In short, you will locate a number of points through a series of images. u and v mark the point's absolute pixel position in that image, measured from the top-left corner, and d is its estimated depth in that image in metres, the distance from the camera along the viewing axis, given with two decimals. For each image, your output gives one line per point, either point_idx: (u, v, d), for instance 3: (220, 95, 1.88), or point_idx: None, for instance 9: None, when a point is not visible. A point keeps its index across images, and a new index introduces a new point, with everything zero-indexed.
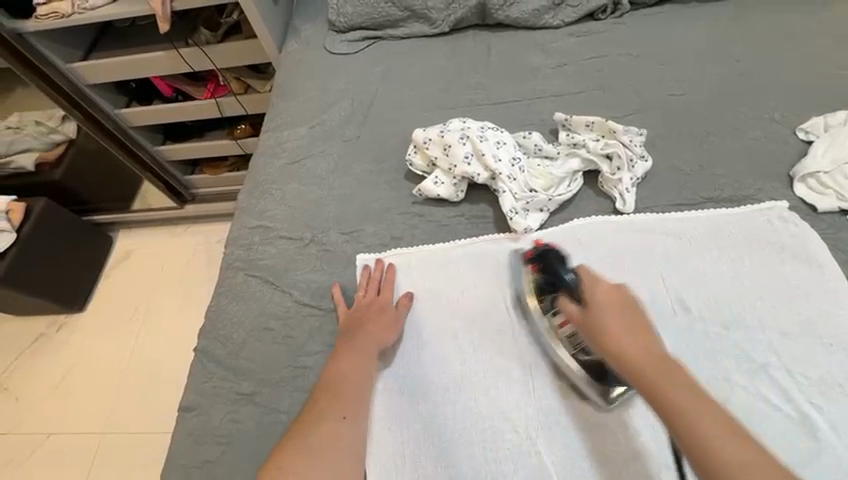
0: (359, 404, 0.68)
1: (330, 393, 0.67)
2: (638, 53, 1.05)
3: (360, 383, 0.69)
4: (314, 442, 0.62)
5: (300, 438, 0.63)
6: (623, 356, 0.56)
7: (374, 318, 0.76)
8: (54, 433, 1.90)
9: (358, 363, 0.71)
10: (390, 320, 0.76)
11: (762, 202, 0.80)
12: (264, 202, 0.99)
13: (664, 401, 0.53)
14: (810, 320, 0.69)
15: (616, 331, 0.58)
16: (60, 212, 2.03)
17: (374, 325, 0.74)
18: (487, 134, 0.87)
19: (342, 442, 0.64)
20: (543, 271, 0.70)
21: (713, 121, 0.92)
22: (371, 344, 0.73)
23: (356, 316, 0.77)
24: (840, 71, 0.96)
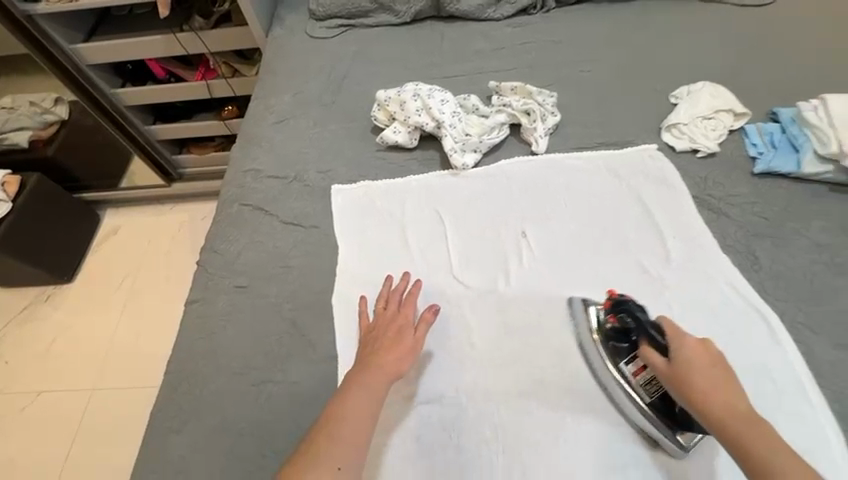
0: (355, 456, 0.68)
1: (351, 392, 0.74)
2: (559, 40, 1.32)
3: (361, 424, 0.71)
4: (334, 450, 0.68)
5: (323, 444, 0.68)
6: (700, 399, 0.64)
7: (390, 344, 0.79)
8: (45, 391, 2.01)
9: (368, 391, 0.74)
10: (406, 347, 0.79)
11: (638, 145, 1.06)
12: (255, 152, 1.20)
13: (737, 439, 0.60)
14: (672, 224, 0.93)
15: (708, 385, 0.65)
16: (53, 186, 2.17)
17: (392, 350, 0.78)
18: (434, 94, 1.10)
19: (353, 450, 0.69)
20: (626, 321, 0.76)
21: (611, 89, 1.18)
22: (388, 364, 0.77)
23: (378, 331, 0.82)
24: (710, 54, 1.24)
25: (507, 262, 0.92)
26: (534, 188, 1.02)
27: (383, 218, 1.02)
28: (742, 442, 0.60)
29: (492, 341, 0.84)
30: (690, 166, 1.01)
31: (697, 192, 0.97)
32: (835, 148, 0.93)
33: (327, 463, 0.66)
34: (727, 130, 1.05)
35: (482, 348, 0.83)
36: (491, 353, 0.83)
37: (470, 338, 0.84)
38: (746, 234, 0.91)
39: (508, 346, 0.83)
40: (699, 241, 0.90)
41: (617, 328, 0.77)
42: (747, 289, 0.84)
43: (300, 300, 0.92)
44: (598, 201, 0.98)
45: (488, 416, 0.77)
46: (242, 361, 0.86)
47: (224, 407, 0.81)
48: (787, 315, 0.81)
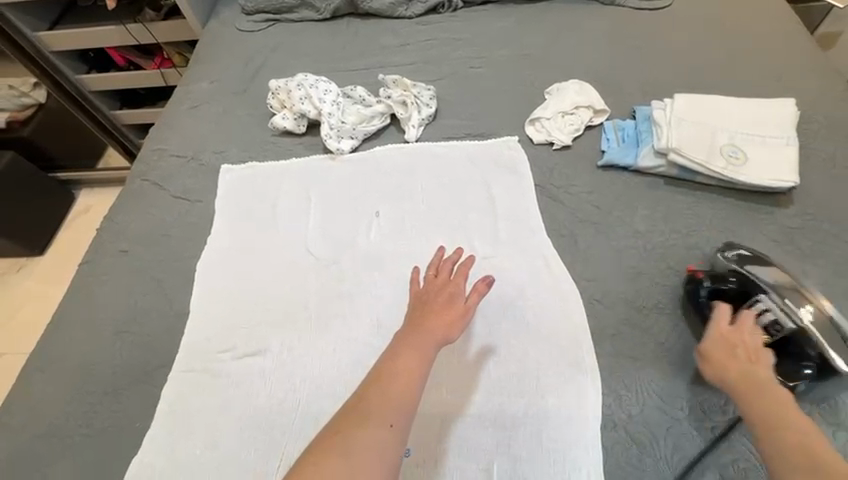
0: (406, 416, 0.68)
1: (402, 358, 0.73)
2: (459, 38, 1.40)
3: (412, 381, 0.71)
4: (382, 409, 0.67)
5: (366, 403, 0.68)
6: (721, 370, 0.70)
7: (438, 310, 0.80)
8: (6, 353, 2.16)
9: (416, 353, 0.74)
10: (459, 312, 0.80)
11: (502, 137, 1.14)
12: (166, 134, 1.32)
13: (757, 402, 0.65)
14: (509, 210, 1.01)
15: (729, 357, 0.71)
16: (26, 166, 2.33)
17: (440, 314, 0.79)
18: (319, 84, 1.20)
19: (400, 413, 0.68)
20: (731, 270, 0.82)
21: (492, 85, 1.26)
22: (436, 331, 0.77)
23: (431, 297, 0.82)
24: (596, 54, 1.30)
25: (356, 237, 1.02)
26: (397, 172, 1.11)
27: (258, 196, 1.12)
28: (763, 403, 0.64)
29: (325, 304, 0.92)
30: (542, 157, 1.09)
31: (541, 181, 1.05)
32: (663, 142, 1.00)
33: (365, 416, 0.67)
34: (584, 125, 1.12)
35: (313, 310, 0.92)
36: (322, 314, 0.91)
37: (308, 300, 0.93)
38: (573, 219, 0.98)
39: (338, 310, 0.91)
40: (526, 225, 0.98)
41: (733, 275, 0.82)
42: (557, 266, 0.91)
43: (170, 264, 1.03)
44: (452, 187, 1.07)
45: (303, 368, 0.85)
46: (109, 314, 0.97)
47: (83, 351, 0.92)
48: (587, 291, 0.89)
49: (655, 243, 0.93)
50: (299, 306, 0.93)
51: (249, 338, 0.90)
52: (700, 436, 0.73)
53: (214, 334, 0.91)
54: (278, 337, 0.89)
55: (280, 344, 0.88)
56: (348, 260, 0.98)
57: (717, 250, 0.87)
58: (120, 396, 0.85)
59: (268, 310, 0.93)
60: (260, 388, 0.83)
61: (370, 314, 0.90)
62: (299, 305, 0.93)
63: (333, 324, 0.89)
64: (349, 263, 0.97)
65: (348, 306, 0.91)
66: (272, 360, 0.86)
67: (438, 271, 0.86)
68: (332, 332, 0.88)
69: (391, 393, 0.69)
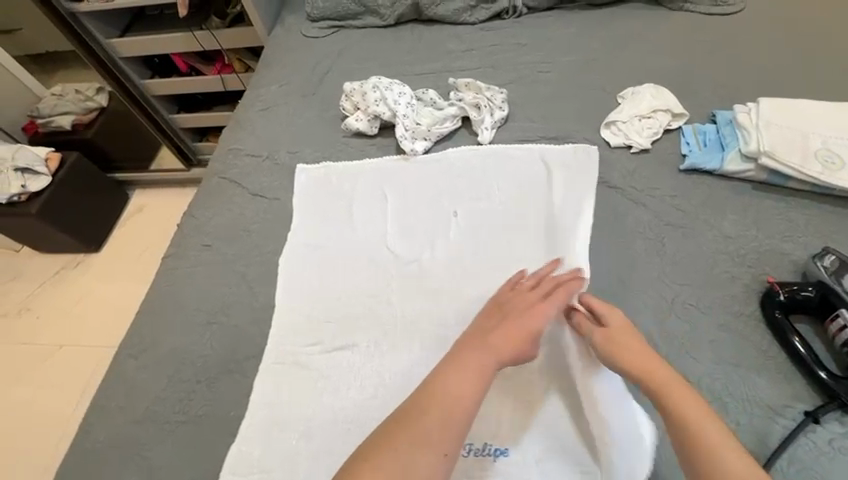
0: (460, 441, 0.71)
1: (451, 381, 0.74)
2: (524, 43, 1.41)
3: (467, 404, 0.73)
4: (431, 432, 0.70)
5: (410, 428, 0.71)
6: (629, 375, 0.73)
7: (514, 326, 0.79)
8: (66, 345, 2.25)
9: (472, 374, 0.75)
10: (534, 330, 0.79)
11: (577, 140, 1.14)
12: (240, 134, 1.36)
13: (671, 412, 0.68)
14: (590, 213, 1.00)
15: (635, 357, 0.73)
16: (88, 166, 2.43)
17: (514, 331, 0.78)
18: (393, 87, 1.22)
19: (451, 437, 0.70)
20: (824, 275, 0.81)
21: (562, 89, 1.26)
22: (499, 351, 0.77)
23: (508, 314, 0.81)
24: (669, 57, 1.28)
25: (435, 237, 1.02)
26: (472, 177, 1.11)
27: (336, 195, 1.14)
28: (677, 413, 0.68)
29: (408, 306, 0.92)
30: (620, 161, 1.08)
31: (621, 185, 1.04)
32: (753, 147, 0.98)
33: (418, 447, 0.69)
34: (663, 129, 1.11)
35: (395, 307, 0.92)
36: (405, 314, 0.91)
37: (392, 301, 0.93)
38: (658, 222, 0.97)
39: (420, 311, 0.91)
40: (609, 231, 0.97)
41: (827, 279, 0.81)
42: (647, 270, 0.90)
43: (252, 259, 1.05)
44: (530, 189, 1.06)
45: (389, 366, 0.85)
46: (197, 305, 1.00)
47: (174, 340, 0.95)
48: (680, 296, 0.86)
49: (747, 248, 0.91)
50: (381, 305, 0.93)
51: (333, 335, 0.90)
52: (819, 451, 0.70)
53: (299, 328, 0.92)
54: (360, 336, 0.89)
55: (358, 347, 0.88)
56: (429, 261, 0.98)
57: (810, 257, 0.85)
58: (213, 385, 0.88)
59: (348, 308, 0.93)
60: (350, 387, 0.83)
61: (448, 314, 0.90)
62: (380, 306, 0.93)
63: (420, 323, 0.89)
64: (430, 263, 0.98)
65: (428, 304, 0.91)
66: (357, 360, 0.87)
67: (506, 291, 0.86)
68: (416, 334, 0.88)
69: (450, 420, 0.71)
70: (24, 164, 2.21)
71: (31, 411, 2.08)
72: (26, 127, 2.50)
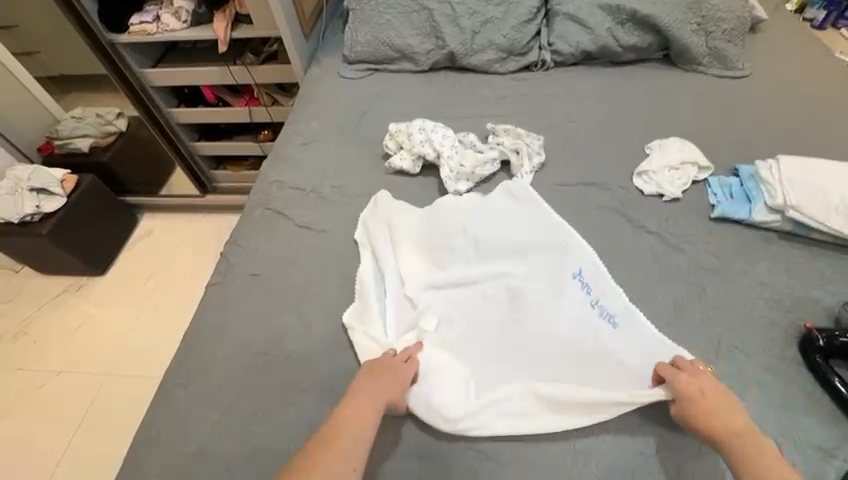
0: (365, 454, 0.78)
1: (339, 429, 0.79)
2: (554, 94, 1.51)
3: (361, 436, 0.79)
4: (327, 461, 0.75)
5: (309, 467, 0.75)
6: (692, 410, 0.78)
7: (389, 378, 0.86)
8: (63, 371, 2.17)
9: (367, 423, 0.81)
10: (404, 379, 0.87)
11: (611, 187, 1.21)
12: (282, 166, 1.40)
13: (746, 459, 0.72)
14: (631, 259, 1.06)
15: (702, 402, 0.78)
16: (101, 190, 2.42)
17: (386, 385, 0.85)
18: (437, 131, 1.31)
19: (340, 455, 0.76)
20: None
21: (593, 139, 1.34)
22: (384, 397, 0.84)
23: (373, 381, 0.86)
24: (689, 113, 1.39)
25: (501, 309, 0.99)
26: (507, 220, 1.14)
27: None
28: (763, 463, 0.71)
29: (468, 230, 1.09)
30: (654, 207, 1.15)
31: (658, 230, 1.10)
32: (779, 200, 1.06)
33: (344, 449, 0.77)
34: (691, 180, 1.19)
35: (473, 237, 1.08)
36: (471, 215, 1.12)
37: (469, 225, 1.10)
38: (696, 268, 1.02)
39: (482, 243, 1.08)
40: (650, 275, 1.02)
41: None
42: (688, 313, 0.96)
43: (302, 290, 1.07)
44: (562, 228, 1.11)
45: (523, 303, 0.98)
46: (248, 336, 1.00)
47: (227, 370, 0.95)
48: (725, 339, 0.91)
49: (781, 294, 0.97)
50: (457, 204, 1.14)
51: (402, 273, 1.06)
52: None
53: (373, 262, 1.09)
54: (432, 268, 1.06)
55: (433, 283, 1.03)
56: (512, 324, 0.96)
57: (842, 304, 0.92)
58: (270, 417, 0.88)
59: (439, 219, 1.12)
60: (417, 433, 0.87)
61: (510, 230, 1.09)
62: (459, 233, 1.09)
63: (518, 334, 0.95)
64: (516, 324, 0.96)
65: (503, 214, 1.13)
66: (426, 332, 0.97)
67: (366, 365, 0.90)
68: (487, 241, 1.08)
69: (355, 438, 0.78)
70: (41, 184, 2.20)
71: (22, 444, 1.97)
72: (42, 147, 2.49)
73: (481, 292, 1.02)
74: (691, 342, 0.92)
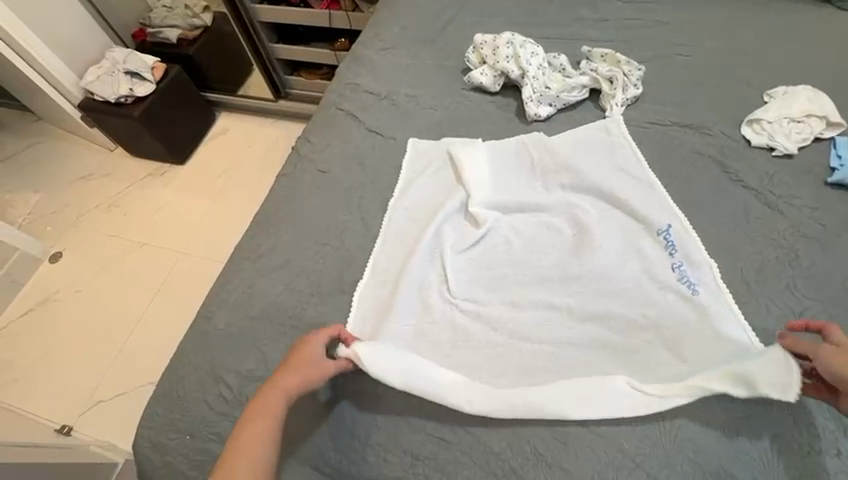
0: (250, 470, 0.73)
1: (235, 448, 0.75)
2: (666, 21, 1.30)
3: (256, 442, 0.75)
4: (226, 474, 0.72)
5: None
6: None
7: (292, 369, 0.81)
8: (147, 243, 2.44)
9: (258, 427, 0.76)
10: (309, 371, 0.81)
11: (713, 133, 1.07)
12: (358, 69, 1.36)
13: None
14: (720, 213, 0.96)
15: None
16: (187, 82, 2.53)
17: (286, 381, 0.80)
18: (527, 46, 1.21)
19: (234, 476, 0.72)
20: None
21: (703, 76, 1.17)
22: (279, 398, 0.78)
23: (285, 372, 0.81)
24: (833, 60, 1.16)
25: (565, 253, 0.94)
26: (583, 156, 1.06)
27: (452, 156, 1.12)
28: None
29: (535, 161, 1.06)
30: (760, 162, 1.01)
31: (759, 186, 0.98)
32: None
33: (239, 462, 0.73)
34: (813, 136, 1.03)
35: (542, 170, 1.05)
36: (547, 148, 1.07)
37: (540, 158, 1.06)
38: (794, 233, 0.92)
39: (552, 178, 1.04)
40: (739, 234, 0.93)
41: None
42: (772, 277, 0.87)
43: (365, 191, 1.09)
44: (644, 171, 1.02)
45: (596, 255, 0.92)
46: (310, 226, 1.04)
47: (288, 253, 1.01)
48: (809, 311, 0.83)
49: None
50: (524, 139, 1.10)
51: (461, 197, 1.03)
52: None
53: (425, 187, 1.07)
54: (493, 191, 1.04)
55: (495, 205, 1.01)
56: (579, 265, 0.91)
57: None
58: (323, 300, 0.94)
59: (504, 151, 1.09)
60: None
61: (587, 168, 1.02)
62: (526, 164, 1.07)
63: (583, 276, 0.90)
64: (585, 268, 0.91)
65: (583, 155, 1.06)
66: (475, 253, 0.96)
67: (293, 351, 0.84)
68: (558, 176, 1.03)
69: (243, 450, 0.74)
70: (133, 68, 2.34)
71: (112, 298, 2.29)
72: (136, 34, 2.61)
73: (544, 221, 0.99)
74: (772, 308, 0.84)
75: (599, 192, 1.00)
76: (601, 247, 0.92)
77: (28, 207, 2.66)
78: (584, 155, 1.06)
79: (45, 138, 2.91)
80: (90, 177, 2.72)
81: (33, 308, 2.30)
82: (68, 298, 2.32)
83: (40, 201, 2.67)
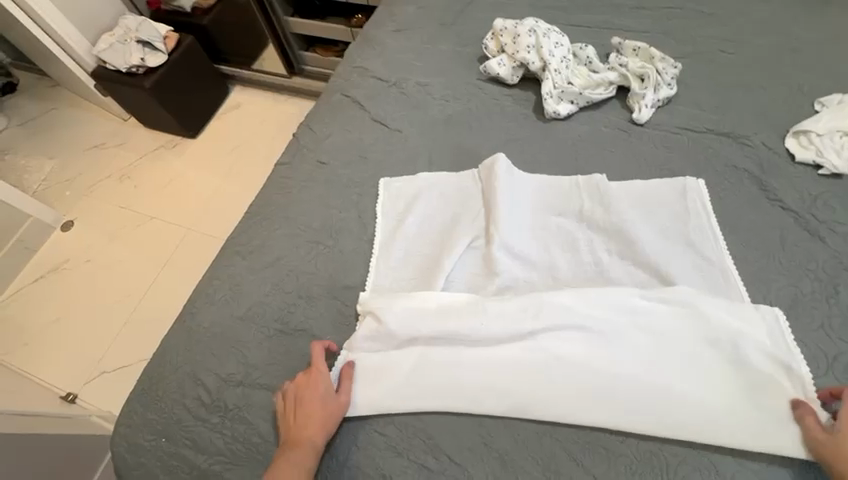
0: None
1: None
2: (710, 11, 1.17)
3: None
4: None
5: None
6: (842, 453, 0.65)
7: (318, 402, 0.76)
8: (155, 217, 2.43)
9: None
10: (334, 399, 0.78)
11: (753, 143, 0.96)
12: (368, 52, 1.27)
13: None
14: (751, 237, 0.86)
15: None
16: (200, 53, 2.47)
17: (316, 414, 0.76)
18: (551, 35, 1.10)
19: None
20: None
21: (747, 77, 1.05)
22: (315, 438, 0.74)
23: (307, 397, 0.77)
24: None
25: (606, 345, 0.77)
26: (639, 218, 0.89)
27: (460, 154, 1.04)
28: None
29: (585, 212, 0.90)
30: (803, 180, 0.91)
31: (801, 208, 0.88)
32: None
33: None
34: None
35: (591, 224, 0.89)
36: (602, 200, 0.91)
37: (591, 209, 0.90)
38: (836, 264, 0.82)
39: (598, 238, 0.88)
40: (771, 261, 0.83)
41: None
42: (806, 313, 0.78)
43: (366, 188, 1.02)
44: (707, 237, 0.86)
45: (641, 354, 0.76)
46: (305, 221, 0.99)
47: (279, 250, 0.96)
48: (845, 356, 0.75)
49: None
50: (563, 181, 0.95)
51: (482, 246, 0.89)
52: None
53: (431, 206, 0.96)
54: (522, 243, 0.89)
55: (515, 253, 0.88)
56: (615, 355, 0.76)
57: None
58: (312, 303, 0.88)
59: (550, 191, 0.94)
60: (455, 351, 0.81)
61: (644, 236, 0.86)
62: (571, 212, 0.91)
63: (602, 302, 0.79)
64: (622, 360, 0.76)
65: (640, 211, 0.90)
66: (490, 327, 0.79)
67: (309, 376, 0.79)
68: (606, 238, 0.88)
69: None
70: (146, 38, 2.29)
71: (119, 270, 2.30)
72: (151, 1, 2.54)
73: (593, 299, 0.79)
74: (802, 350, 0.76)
75: (649, 265, 0.84)
76: (649, 346, 0.77)
77: (42, 174, 2.67)
78: (642, 213, 0.90)
79: (61, 105, 2.91)
80: (103, 146, 2.71)
81: (43, 275, 2.33)
82: (77, 267, 2.34)
83: (54, 168, 2.68)
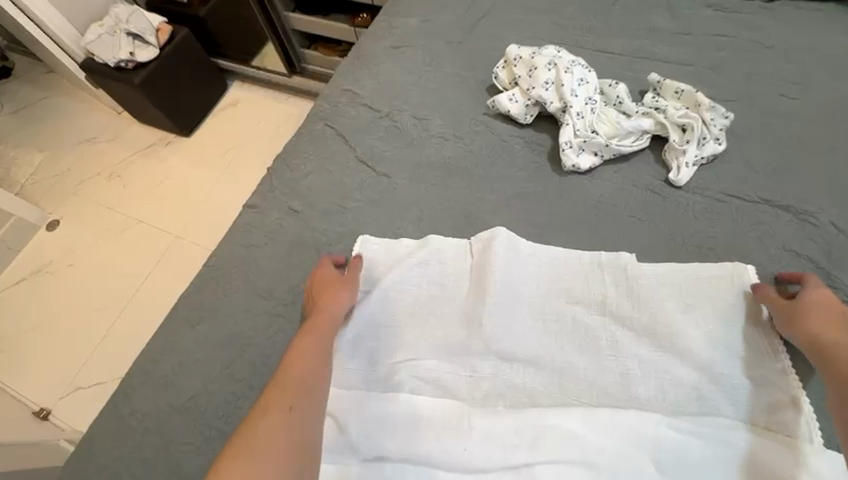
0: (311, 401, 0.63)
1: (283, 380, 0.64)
2: (770, 43, 0.96)
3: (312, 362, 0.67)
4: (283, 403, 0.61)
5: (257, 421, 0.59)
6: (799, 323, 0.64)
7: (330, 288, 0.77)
8: (142, 221, 2.31)
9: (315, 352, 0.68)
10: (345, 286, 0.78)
11: (820, 223, 0.77)
12: (360, 71, 1.10)
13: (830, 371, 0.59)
14: None
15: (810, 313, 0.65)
16: (194, 47, 2.30)
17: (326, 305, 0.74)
18: (575, 68, 0.92)
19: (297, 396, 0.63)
20: None
21: (813, 132, 0.86)
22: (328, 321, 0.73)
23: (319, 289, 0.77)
24: None
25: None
26: (680, 313, 0.71)
27: (455, 211, 0.87)
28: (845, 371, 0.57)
29: (608, 302, 0.73)
30: None
31: None
32: None
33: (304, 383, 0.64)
34: None
35: (614, 319, 0.73)
36: (631, 290, 0.74)
37: (616, 298, 0.74)
38: None
39: (622, 336, 0.71)
40: None
41: None
42: None
43: (341, 246, 0.86)
44: (761, 347, 0.68)
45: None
46: (267, 285, 0.84)
47: (234, 320, 0.81)
48: None
49: None
50: (582, 258, 0.78)
51: (478, 337, 0.73)
52: None
53: (419, 283, 0.80)
54: (521, 337, 0.73)
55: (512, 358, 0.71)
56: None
57: None
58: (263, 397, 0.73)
59: (566, 270, 0.77)
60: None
61: (683, 340, 0.69)
62: (590, 302, 0.74)
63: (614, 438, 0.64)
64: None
65: (679, 306, 0.72)
66: (474, 453, 0.64)
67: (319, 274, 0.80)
68: (634, 335, 0.71)
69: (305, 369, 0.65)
70: (136, 30, 2.14)
71: (102, 276, 2.19)
72: None
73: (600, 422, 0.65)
74: None
75: (682, 380, 0.67)
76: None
77: (32, 166, 2.56)
78: (683, 310, 0.72)
79: (56, 93, 2.78)
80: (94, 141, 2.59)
81: (26, 276, 2.24)
82: (60, 271, 2.23)
83: (44, 161, 2.57)
